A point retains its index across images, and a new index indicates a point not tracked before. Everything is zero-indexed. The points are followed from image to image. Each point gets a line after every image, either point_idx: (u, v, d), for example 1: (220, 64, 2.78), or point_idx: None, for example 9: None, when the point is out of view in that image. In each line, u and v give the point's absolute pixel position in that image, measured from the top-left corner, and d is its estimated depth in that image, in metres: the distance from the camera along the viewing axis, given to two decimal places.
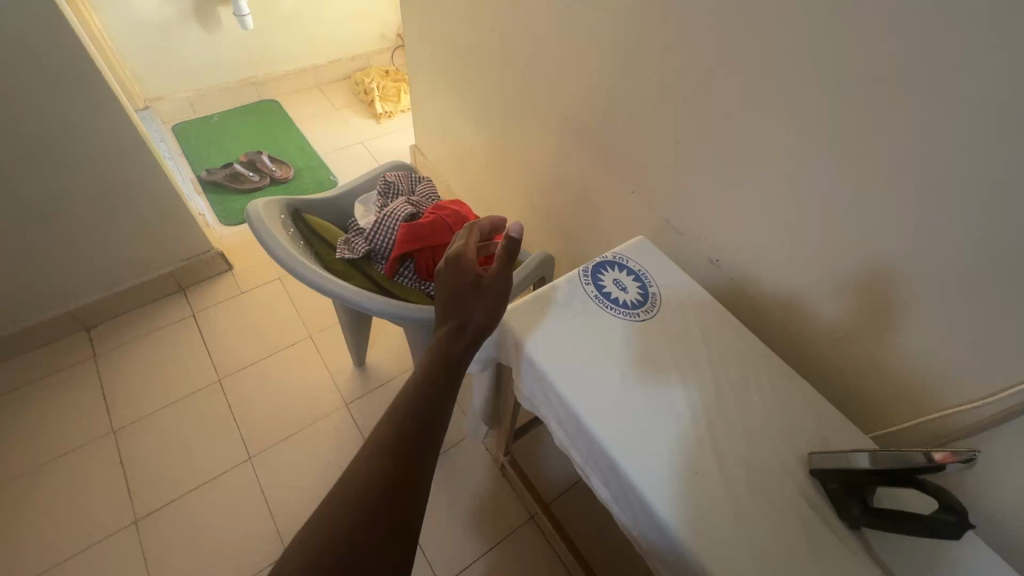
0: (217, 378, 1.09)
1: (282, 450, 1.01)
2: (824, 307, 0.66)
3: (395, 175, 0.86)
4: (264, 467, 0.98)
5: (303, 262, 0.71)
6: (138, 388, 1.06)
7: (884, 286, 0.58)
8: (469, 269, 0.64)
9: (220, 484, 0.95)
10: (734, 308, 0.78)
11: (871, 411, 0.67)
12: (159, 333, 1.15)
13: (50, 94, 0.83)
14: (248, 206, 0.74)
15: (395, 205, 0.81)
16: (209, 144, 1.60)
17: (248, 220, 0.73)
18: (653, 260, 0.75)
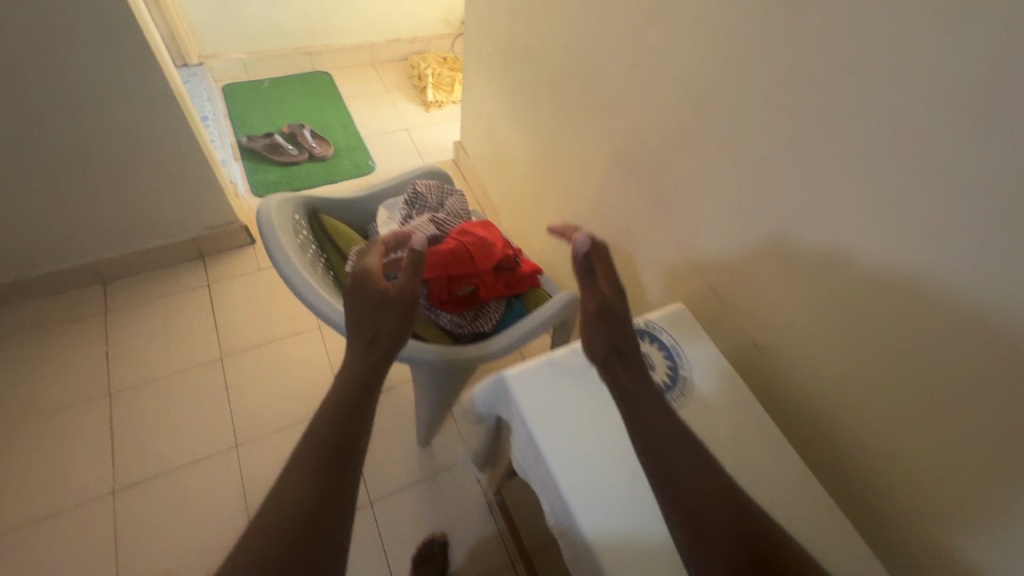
0: (220, 355, 1.13)
1: (268, 441, 1.04)
2: (885, 426, 0.54)
3: (425, 187, 0.82)
4: (247, 455, 1.02)
5: (304, 278, 0.62)
6: (140, 353, 1.11)
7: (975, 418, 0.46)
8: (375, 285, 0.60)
9: (199, 467, 0.99)
10: (770, 401, 0.67)
11: (924, 565, 0.54)
12: (172, 299, 1.20)
13: (94, 43, 0.87)
14: (262, 202, 0.67)
15: (417, 223, 0.73)
16: (256, 110, 1.59)
17: (257, 219, 0.65)
18: (685, 329, 0.63)
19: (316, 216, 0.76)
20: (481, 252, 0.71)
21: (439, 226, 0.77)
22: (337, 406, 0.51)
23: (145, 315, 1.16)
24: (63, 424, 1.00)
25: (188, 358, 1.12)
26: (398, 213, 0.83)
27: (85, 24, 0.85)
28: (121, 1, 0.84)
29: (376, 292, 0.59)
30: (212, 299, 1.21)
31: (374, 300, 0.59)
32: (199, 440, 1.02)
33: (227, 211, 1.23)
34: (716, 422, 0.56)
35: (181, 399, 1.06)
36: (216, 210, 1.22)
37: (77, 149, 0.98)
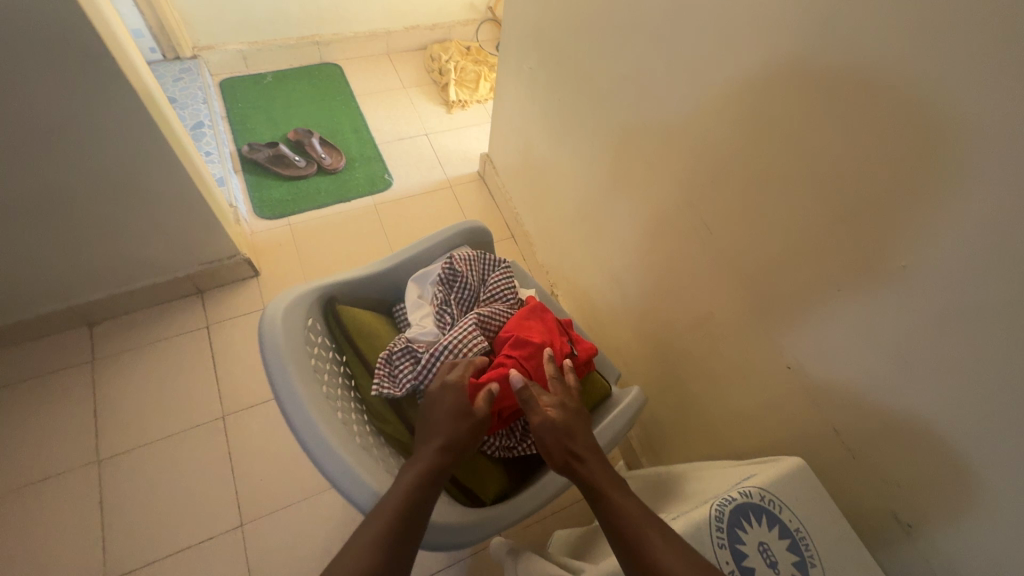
0: (222, 414, 1.00)
1: (277, 520, 0.93)
2: None
3: (464, 261, 0.67)
4: (255, 537, 0.90)
5: (322, 426, 0.48)
6: (132, 411, 0.99)
7: None
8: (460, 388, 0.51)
9: (202, 552, 0.88)
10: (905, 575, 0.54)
11: None
12: (168, 345, 1.06)
13: (58, 72, 0.71)
14: (266, 313, 0.52)
15: (461, 327, 0.59)
16: (257, 111, 1.41)
17: (259, 340, 0.50)
18: (808, 501, 0.49)
19: (332, 315, 0.60)
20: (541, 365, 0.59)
21: (484, 321, 0.62)
22: (398, 510, 0.42)
23: (138, 364, 1.03)
24: (47, 500, 0.89)
25: (188, 417, 0.99)
26: (429, 291, 0.68)
27: (49, 47, 0.68)
28: (85, 21, 0.67)
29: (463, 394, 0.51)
30: (213, 344, 1.08)
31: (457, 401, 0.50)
32: (202, 519, 0.91)
33: (229, 244, 1.08)
34: None
35: (181, 469, 0.95)
36: (216, 243, 1.07)
37: (48, 190, 0.83)
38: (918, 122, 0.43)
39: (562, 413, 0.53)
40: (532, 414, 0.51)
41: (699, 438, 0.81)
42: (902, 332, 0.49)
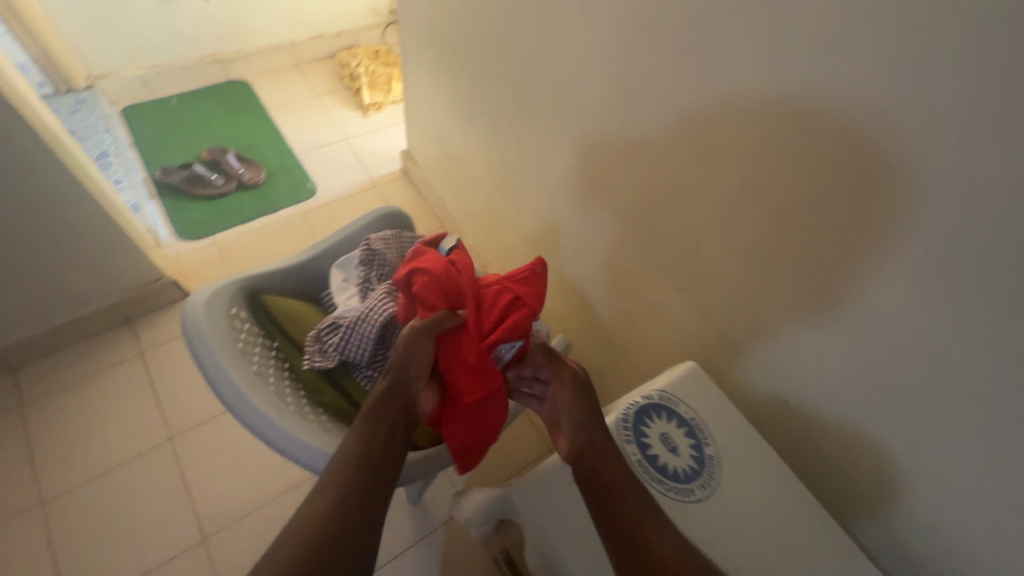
0: (169, 436, 1.00)
1: (242, 528, 0.93)
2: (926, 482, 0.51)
3: (381, 240, 0.71)
4: (221, 549, 0.91)
5: (249, 393, 0.51)
6: (72, 448, 0.96)
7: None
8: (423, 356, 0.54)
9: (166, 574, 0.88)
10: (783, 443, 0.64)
11: None
12: (102, 378, 1.04)
13: None
14: (186, 301, 0.55)
15: (376, 297, 0.62)
16: (167, 135, 1.39)
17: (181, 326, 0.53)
18: (700, 397, 0.57)
19: (258, 304, 0.64)
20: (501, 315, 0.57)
21: None
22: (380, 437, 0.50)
23: (71, 401, 1.01)
24: None
25: (134, 445, 0.98)
26: (352, 274, 0.71)
27: None
28: None
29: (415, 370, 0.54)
30: (150, 370, 1.06)
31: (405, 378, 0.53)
32: (163, 542, 0.90)
33: (153, 268, 1.07)
34: (757, 510, 0.52)
35: (133, 496, 0.93)
36: (139, 269, 1.06)
37: None
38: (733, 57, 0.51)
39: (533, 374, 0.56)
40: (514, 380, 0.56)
41: (627, 378, 0.89)
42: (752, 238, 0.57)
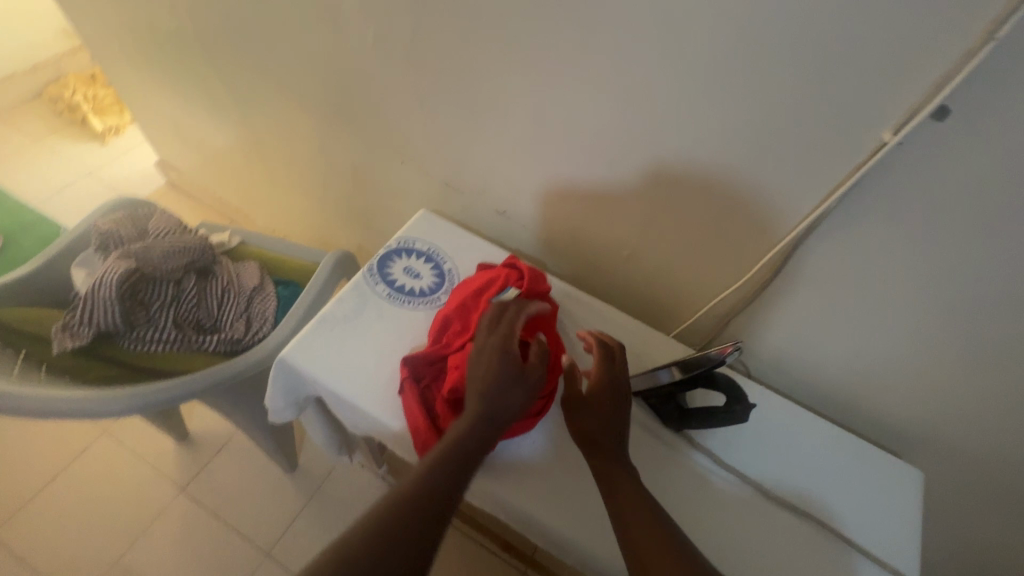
0: (182, 487, 1.37)
1: (325, 491, 1.40)
2: (898, 333, 0.73)
3: (421, 244, 0.88)
4: (334, 499, 1.39)
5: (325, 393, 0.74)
6: (165, 514, 1.33)
7: (969, 309, 0.65)
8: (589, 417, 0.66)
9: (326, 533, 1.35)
10: (775, 340, 0.87)
11: (902, 431, 0.85)
12: (156, 448, 1.41)
13: (54, 283, 1.01)
14: (271, 373, 0.79)
15: (415, 304, 0.82)
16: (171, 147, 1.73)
17: (275, 409, 0.81)
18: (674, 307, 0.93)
19: None
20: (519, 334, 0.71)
21: (434, 290, 0.84)
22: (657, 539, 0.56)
23: (139, 474, 1.38)
24: None
25: (175, 502, 1.35)
26: (418, 246, 0.89)
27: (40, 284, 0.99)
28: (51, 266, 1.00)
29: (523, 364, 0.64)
30: None
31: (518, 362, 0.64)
32: (315, 519, 1.37)
33: None
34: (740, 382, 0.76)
35: (191, 540, 1.30)
36: None
37: None
38: (751, 80, 0.62)
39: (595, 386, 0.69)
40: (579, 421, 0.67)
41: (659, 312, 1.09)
42: (781, 207, 0.71)
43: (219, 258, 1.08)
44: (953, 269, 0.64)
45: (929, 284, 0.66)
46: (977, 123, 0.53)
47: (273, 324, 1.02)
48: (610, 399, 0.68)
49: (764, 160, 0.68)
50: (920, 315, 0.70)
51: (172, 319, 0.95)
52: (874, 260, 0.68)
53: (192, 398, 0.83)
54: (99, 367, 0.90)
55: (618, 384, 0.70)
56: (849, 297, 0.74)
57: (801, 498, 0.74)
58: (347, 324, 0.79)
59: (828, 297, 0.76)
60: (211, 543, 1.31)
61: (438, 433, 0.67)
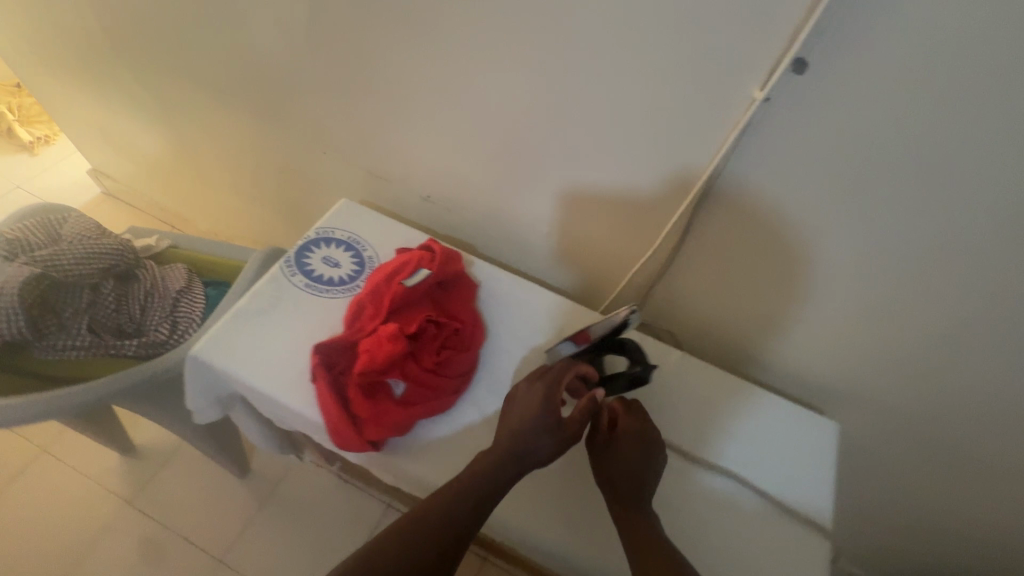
0: (129, 498, 1.34)
1: (276, 493, 1.38)
2: (792, 283, 0.77)
3: (341, 233, 0.87)
4: (287, 498, 1.38)
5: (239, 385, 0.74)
6: (113, 527, 1.30)
7: (847, 252, 0.70)
8: (622, 467, 0.65)
9: (279, 534, 1.34)
10: (688, 303, 0.89)
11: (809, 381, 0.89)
12: (99, 462, 1.38)
13: None
14: (185, 368, 0.78)
15: (334, 293, 0.81)
16: (99, 152, 1.67)
17: (194, 403, 0.81)
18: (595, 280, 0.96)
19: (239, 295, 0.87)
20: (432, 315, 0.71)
21: (354, 277, 0.83)
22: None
23: (82, 489, 1.34)
24: None
25: (122, 515, 1.32)
26: (337, 235, 0.88)
27: None
28: None
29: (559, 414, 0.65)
30: None
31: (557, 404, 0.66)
32: (268, 520, 1.35)
33: None
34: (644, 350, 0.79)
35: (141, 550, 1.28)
36: None
37: None
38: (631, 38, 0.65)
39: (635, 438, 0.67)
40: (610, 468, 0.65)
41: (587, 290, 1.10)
42: (676, 168, 0.74)
43: (144, 262, 1.04)
44: (837, 213, 0.67)
45: (813, 230, 0.70)
46: (827, 66, 0.56)
47: (200, 325, 1.00)
48: (643, 447, 0.67)
49: (654, 119, 0.70)
50: (811, 262, 0.74)
51: (86, 325, 0.93)
52: (764, 212, 0.71)
53: (99, 402, 0.80)
54: (8, 377, 0.88)
55: (650, 438, 0.68)
56: (748, 252, 0.77)
57: (713, 450, 0.78)
58: (260, 316, 0.77)
59: (729, 254, 0.79)
60: (161, 551, 1.28)
61: (352, 419, 0.66)
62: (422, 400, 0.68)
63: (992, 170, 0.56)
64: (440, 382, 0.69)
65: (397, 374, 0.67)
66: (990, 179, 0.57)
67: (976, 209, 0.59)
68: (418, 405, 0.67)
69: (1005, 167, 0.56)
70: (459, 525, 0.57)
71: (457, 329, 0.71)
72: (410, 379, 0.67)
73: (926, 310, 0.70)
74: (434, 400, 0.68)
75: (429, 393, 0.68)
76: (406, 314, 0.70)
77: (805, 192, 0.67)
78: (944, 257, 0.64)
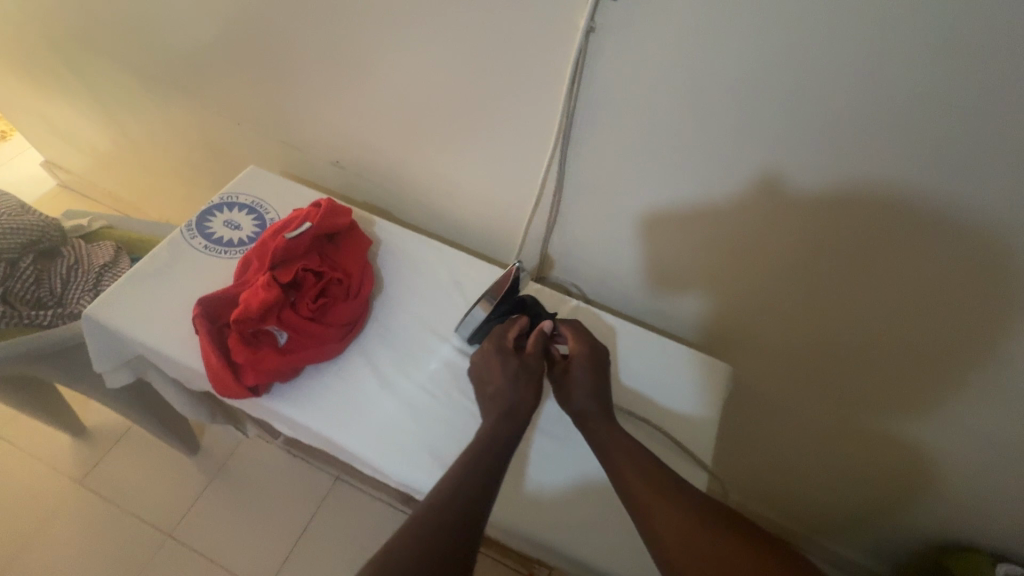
0: (77, 479, 1.36)
1: (222, 467, 1.41)
2: (666, 218, 0.79)
3: (243, 197, 0.89)
4: (233, 472, 1.40)
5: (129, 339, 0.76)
6: (61, 505, 1.33)
7: (704, 180, 0.72)
8: (585, 389, 0.70)
9: (224, 506, 1.36)
10: (583, 249, 0.91)
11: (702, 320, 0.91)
12: (48, 444, 1.40)
13: None
14: (83, 327, 0.80)
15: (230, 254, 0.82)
16: (47, 145, 1.70)
17: (96, 363, 0.83)
18: (499, 233, 0.98)
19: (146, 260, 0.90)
20: (316, 266, 0.73)
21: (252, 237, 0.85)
22: (668, 493, 0.58)
23: (30, 472, 1.37)
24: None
25: (70, 494, 1.35)
26: (240, 199, 0.89)
27: None
28: None
29: (519, 361, 0.71)
30: None
31: (518, 363, 0.71)
32: (214, 493, 1.37)
33: None
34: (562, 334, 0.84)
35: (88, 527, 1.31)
36: None
37: None
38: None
39: (588, 360, 0.73)
40: (576, 395, 0.70)
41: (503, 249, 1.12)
42: (541, 111, 0.75)
43: (71, 241, 1.07)
44: (688, 142, 0.69)
45: (671, 162, 0.72)
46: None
47: None
48: (594, 365, 0.73)
49: (511, 62, 0.72)
50: (678, 195, 0.76)
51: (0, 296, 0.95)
52: (625, 148, 0.73)
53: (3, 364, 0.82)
54: None
55: (598, 358, 0.74)
56: (623, 191, 0.79)
57: None
58: (153, 275, 0.80)
59: (606, 194, 0.81)
60: (108, 526, 1.31)
61: (232, 367, 0.68)
62: (303, 345, 0.70)
63: (807, 85, 0.58)
64: (321, 329, 0.71)
65: (274, 322, 0.69)
66: (808, 95, 0.59)
67: (796, 128, 0.62)
68: (300, 350, 0.70)
69: (817, 81, 0.57)
70: (477, 499, 0.57)
71: (340, 279, 0.73)
72: (292, 326, 0.69)
73: (785, 234, 0.72)
74: (315, 346, 0.70)
75: (310, 340, 0.70)
76: (292, 266, 0.72)
77: (655, 123, 0.69)
78: (784, 176, 0.66)
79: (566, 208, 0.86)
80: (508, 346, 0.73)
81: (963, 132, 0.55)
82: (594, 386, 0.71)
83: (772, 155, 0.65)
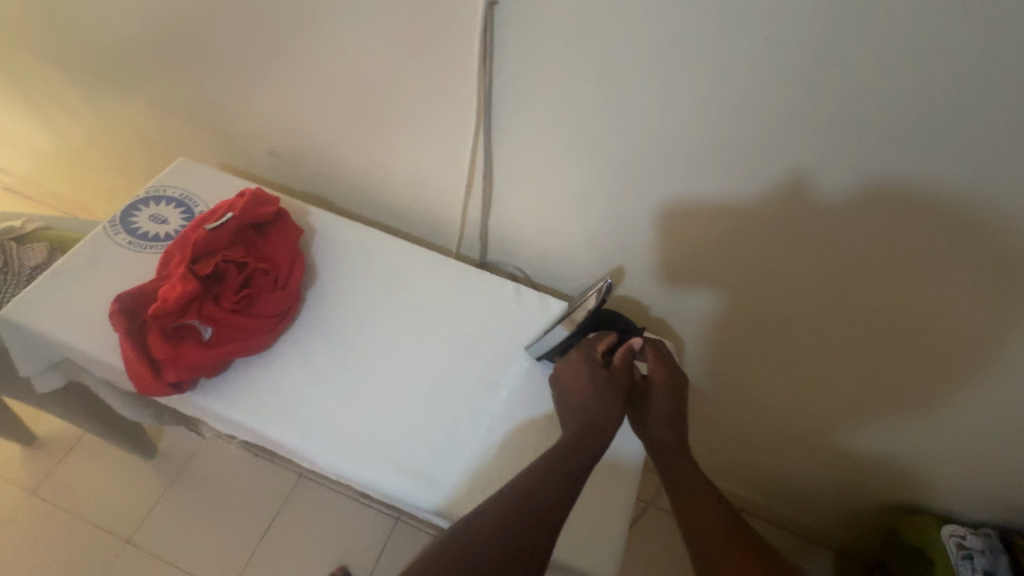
0: (30, 490, 1.33)
1: (181, 469, 1.38)
2: (597, 193, 0.79)
3: (171, 190, 0.86)
4: (193, 474, 1.38)
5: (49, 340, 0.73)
6: (13, 517, 1.29)
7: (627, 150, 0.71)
8: (663, 414, 0.69)
9: (184, 507, 1.34)
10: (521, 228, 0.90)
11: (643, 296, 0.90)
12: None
13: None
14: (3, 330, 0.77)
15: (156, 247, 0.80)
16: None
17: (22, 367, 0.80)
18: (439, 216, 0.96)
19: None
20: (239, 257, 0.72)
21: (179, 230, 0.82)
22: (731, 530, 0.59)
23: None
24: None
25: (23, 506, 1.31)
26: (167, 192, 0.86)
27: None
28: None
29: (610, 374, 0.69)
30: None
31: (606, 375, 0.69)
32: (173, 495, 1.35)
33: None
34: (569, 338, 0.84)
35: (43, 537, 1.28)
36: None
37: None
38: None
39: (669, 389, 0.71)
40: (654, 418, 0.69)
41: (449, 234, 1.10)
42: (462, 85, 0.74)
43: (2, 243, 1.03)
44: (607, 112, 0.68)
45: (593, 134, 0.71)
46: None
47: None
48: (674, 395, 0.71)
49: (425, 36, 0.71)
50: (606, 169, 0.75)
51: None
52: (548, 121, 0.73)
53: None
54: None
55: (678, 387, 0.72)
56: (552, 166, 0.78)
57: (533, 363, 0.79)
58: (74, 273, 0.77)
59: (536, 170, 0.80)
60: (63, 536, 1.28)
61: (154, 364, 0.66)
62: (228, 339, 0.68)
63: (710, 46, 0.58)
64: (245, 321, 0.69)
65: (196, 316, 0.67)
66: (714, 55, 0.58)
67: (707, 90, 0.61)
68: (224, 344, 0.68)
69: (720, 41, 0.57)
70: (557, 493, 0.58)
71: (265, 270, 0.72)
72: (214, 320, 0.68)
73: (711, 202, 0.72)
74: (240, 339, 0.69)
75: (233, 333, 0.69)
76: (215, 258, 0.71)
77: (572, 93, 0.68)
78: (702, 142, 0.66)
79: (501, 188, 0.85)
80: (598, 358, 0.72)
81: (865, 86, 0.55)
82: (671, 416, 0.69)
83: (692, 121, 0.65)
